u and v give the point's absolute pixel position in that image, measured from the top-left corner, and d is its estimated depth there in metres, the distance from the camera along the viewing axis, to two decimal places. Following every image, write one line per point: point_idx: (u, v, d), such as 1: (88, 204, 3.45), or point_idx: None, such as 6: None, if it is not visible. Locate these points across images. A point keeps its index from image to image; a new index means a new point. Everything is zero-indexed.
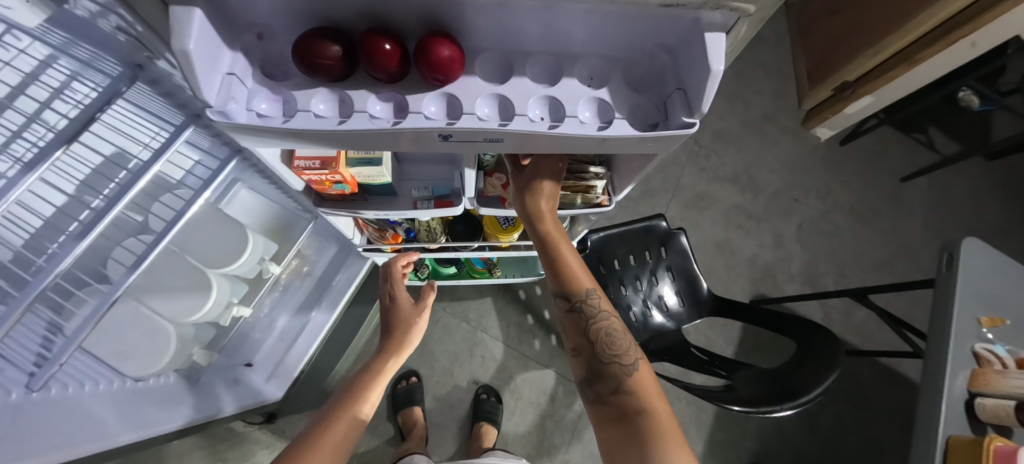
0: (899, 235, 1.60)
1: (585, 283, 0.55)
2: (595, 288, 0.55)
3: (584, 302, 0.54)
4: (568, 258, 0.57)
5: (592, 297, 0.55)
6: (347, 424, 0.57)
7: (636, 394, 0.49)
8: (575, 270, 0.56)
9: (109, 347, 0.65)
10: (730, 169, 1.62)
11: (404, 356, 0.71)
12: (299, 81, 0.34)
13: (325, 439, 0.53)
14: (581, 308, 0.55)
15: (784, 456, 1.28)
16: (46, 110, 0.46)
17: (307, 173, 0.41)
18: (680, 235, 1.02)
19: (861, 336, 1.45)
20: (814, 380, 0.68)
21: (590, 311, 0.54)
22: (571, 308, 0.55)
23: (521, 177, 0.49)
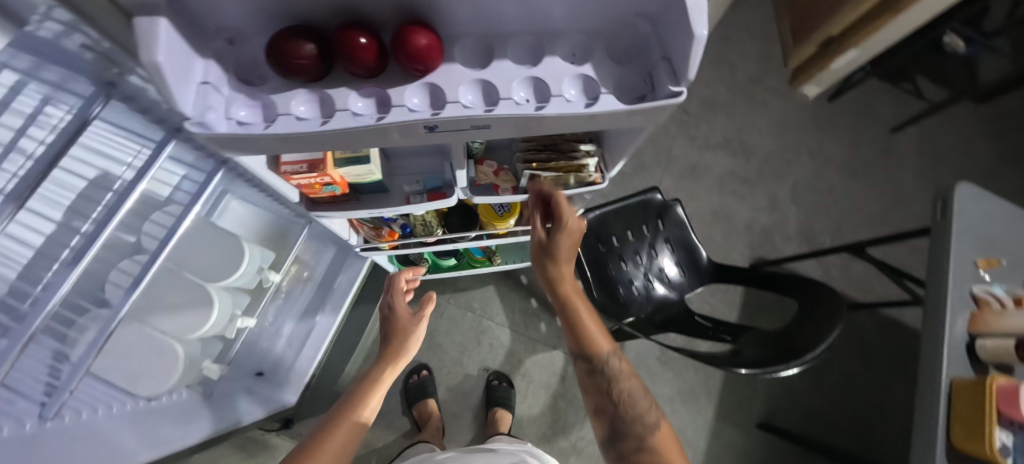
0: (892, 187, 1.61)
1: (603, 345, 0.53)
2: (614, 349, 0.54)
3: (604, 364, 0.52)
4: (587, 321, 0.55)
5: (611, 360, 0.53)
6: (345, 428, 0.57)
7: (659, 454, 0.46)
8: (594, 333, 0.54)
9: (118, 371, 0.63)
10: (721, 136, 1.61)
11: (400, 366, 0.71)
12: (277, 84, 0.33)
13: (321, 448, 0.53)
14: (603, 368, 0.53)
15: (793, 412, 1.31)
16: (22, 139, 0.43)
17: (295, 178, 0.41)
18: (675, 206, 1.03)
19: (860, 289, 1.48)
20: (816, 336, 0.69)
21: (610, 372, 0.52)
22: (591, 368, 0.53)
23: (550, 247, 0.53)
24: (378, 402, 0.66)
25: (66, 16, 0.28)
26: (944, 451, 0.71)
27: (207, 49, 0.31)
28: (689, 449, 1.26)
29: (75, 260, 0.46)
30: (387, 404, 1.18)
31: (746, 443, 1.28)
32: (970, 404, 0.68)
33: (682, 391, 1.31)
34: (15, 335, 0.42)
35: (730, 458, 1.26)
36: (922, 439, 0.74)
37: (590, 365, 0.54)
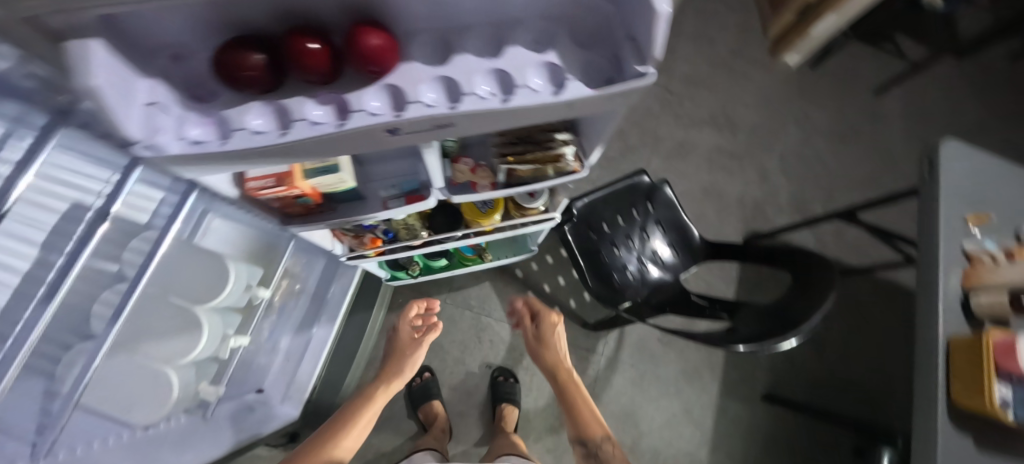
0: (880, 149, 1.61)
1: (598, 433, 0.85)
2: (605, 435, 0.85)
3: (599, 447, 0.83)
4: (586, 413, 0.90)
5: (603, 443, 0.84)
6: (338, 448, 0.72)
7: None
8: (590, 422, 0.87)
9: (114, 401, 0.62)
10: (706, 112, 1.60)
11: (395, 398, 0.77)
12: (229, 98, 0.31)
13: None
14: (597, 452, 0.83)
15: (796, 382, 1.33)
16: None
17: (264, 193, 0.40)
18: (664, 187, 1.02)
19: (854, 254, 1.48)
20: (812, 306, 0.69)
21: (604, 455, 0.82)
22: (589, 451, 0.84)
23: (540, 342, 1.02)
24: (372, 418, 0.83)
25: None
26: (944, 409, 0.71)
27: (149, 67, 0.29)
28: (697, 427, 1.27)
29: (47, 296, 0.45)
30: (393, 409, 1.18)
31: (752, 416, 1.29)
32: (968, 362, 0.68)
33: (686, 370, 1.31)
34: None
35: (737, 433, 1.27)
36: (924, 398, 0.74)
37: (587, 448, 0.85)
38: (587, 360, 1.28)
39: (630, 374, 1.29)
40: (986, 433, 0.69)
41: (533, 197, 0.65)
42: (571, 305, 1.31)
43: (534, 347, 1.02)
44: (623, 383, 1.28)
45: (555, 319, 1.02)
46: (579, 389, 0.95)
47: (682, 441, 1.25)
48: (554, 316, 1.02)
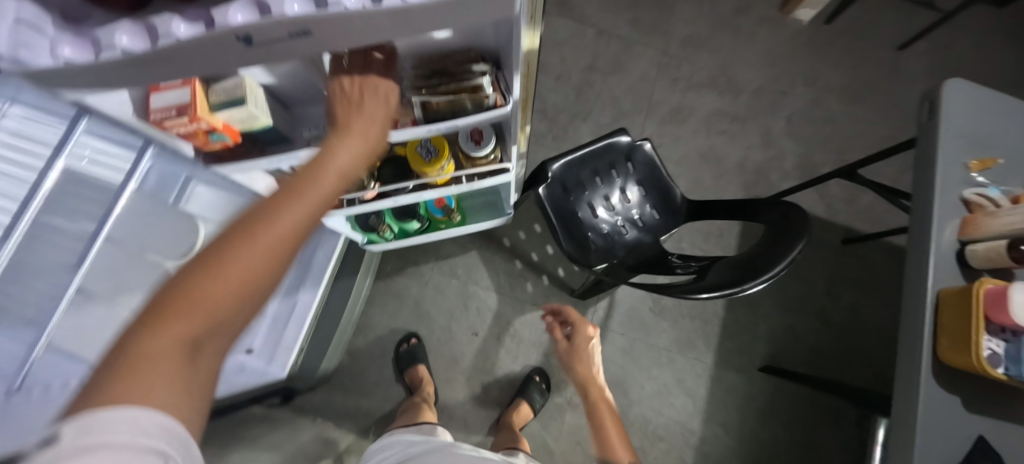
0: (897, 109, 1.51)
1: (623, 457, 0.75)
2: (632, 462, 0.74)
3: None
4: (613, 432, 0.81)
5: None
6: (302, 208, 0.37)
7: None
8: (615, 443, 0.78)
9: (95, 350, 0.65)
10: (706, 74, 1.52)
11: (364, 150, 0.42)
12: (101, 18, 0.32)
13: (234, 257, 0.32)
14: None
15: (798, 353, 1.26)
16: None
17: (170, 125, 0.40)
18: (644, 145, 0.98)
19: (866, 220, 1.39)
20: (779, 255, 0.66)
21: None
22: None
23: (574, 354, 0.96)
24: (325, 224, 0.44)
25: None
26: (929, 367, 0.66)
27: None
28: (690, 397, 1.22)
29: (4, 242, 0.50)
30: (381, 374, 1.20)
31: (749, 386, 1.23)
32: (957, 312, 0.63)
33: (679, 339, 1.26)
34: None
35: (734, 404, 1.22)
36: (905, 356, 0.70)
37: None
38: None
39: (620, 343, 1.25)
40: (972, 391, 0.65)
41: (479, 145, 0.64)
42: (560, 274, 1.29)
43: (567, 360, 0.97)
44: (612, 352, 1.24)
45: (590, 332, 0.97)
46: (608, 408, 0.86)
47: (674, 410, 1.21)
48: (590, 330, 0.96)
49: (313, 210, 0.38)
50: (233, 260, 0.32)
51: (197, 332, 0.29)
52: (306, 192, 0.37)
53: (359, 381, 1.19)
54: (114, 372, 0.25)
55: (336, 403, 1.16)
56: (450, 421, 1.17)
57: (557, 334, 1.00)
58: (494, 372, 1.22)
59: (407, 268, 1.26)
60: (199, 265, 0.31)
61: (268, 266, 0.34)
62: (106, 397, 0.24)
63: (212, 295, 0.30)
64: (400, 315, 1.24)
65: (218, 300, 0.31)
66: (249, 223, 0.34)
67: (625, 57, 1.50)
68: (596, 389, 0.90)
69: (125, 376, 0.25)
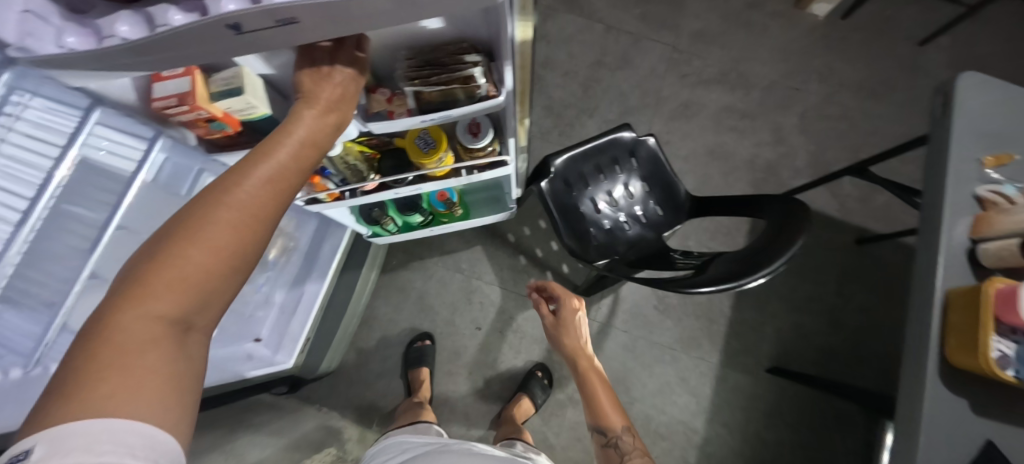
0: (915, 107, 1.46)
1: (617, 423, 0.80)
2: (625, 427, 0.80)
3: (619, 439, 0.78)
4: (604, 399, 0.84)
5: (623, 434, 0.79)
6: (268, 181, 0.36)
7: None
8: (609, 412, 0.82)
9: None
10: (716, 69, 1.49)
11: (331, 120, 0.41)
12: (103, 9, 0.33)
13: (198, 238, 0.31)
14: (616, 443, 0.79)
15: (807, 354, 1.23)
16: None
17: (172, 113, 0.42)
18: (648, 141, 0.97)
19: (882, 220, 1.34)
20: (778, 251, 0.65)
21: (624, 447, 0.77)
22: (608, 441, 0.80)
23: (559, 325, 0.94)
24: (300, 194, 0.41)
25: None
26: (935, 368, 0.64)
27: None
28: (694, 396, 1.20)
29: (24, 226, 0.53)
30: (383, 366, 1.21)
31: (755, 387, 1.21)
32: (965, 312, 0.61)
33: (683, 338, 1.25)
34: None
35: (738, 404, 1.20)
36: (913, 358, 0.68)
37: (607, 438, 0.80)
38: None
39: (623, 340, 1.24)
40: (980, 394, 0.63)
41: (476, 138, 0.63)
42: (564, 270, 1.28)
43: (554, 334, 0.95)
44: (615, 349, 1.23)
45: (576, 304, 0.94)
46: (601, 378, 0.88)
47: (677, 409, 1.19)
48: (576, 302, 0.94)
49: (281, 182, 0.37)
50: (194, 239, 0.31)
51: (174, 314, 0.30)
52: (270, 163, 0.36)
53: (363, 372, 1.20)
54: (86, 365, 0.26)
55: (340, 393, 1.18)
56: (452, 413, 1.18)
57: (542, 309, 0.97)
58: (496, 366, 1.22)
59: (412, 262, 1.27)
60: (159, 250, 0.31)
61: (236, 246, 0.33)
62: (72, 402, 0.24)
63: (178, 278, 0.30)
64: (403, 308, 1.25)
65: (187, 282, 0.31)
66: (207, 201, 0.33)
67: (633, 52, 1.48)
68: (588, 361, 0.89)
69: (97, 370, 0.26)
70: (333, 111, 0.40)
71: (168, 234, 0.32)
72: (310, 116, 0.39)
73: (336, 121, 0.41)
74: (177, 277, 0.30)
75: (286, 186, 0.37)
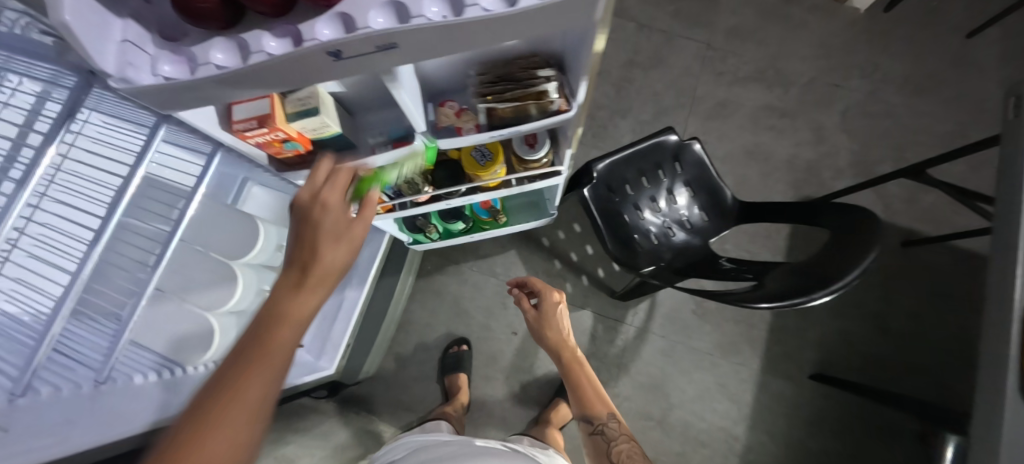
0: (965, 103, 1.39)
1: (603, 411, 0.83)
2: (611, 414, 0.83)
3: (605, 426, 0.82)
4: (588, 390, 0.87)
5: (609, 421, 0.83)
6: (290, 335, 0.35)
7: None
8: (594, 401, 0.85)
9: (158, 339, 0.73)
10: (753, 67, 1.44)
11: (346, 249, 0.41)
12: (197, 37, 0.33)
13: (223, 408, 0.29)
14: (602, 430, 0.82)
15: (853, 362, 1.19)
16: (29, 132, 0.55)
17: (250, 135, 0.42)
18: (693, 144, 0.94)
19: (931, 221, 1.29)
20: (849, 263, 0.61)
21: (610, 433, 0.81)
22: (595, 430, 0.82)
23: (540, 318, 0.94)
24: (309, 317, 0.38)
25: None
26: (1017, 385, 0.60)
27: (123, 9, 0.31)
28: (734, 403, 1.18)
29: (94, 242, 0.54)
30: (421, 370, 1.21)
31: (799, 395, 1.17)
32: None
33: (722, 343, 1.22)
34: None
35: (782, 412, 1.17)
36: (989, 373, 0.65)
37: (592, 426, 0.83)
38: (616, 330, 1.24)
39: (660, 345, 1.22)
40: None
41: (534, 148, 0.63)
42: (599, 274, 1.26)
43: (535, 327, 0.94)
44: (653, 354, 1.21)
45: (557, 297, 0.93)
46: (584, 367, 0.90)
47: (717, 416, 1.17)
48: (557, 295, 0.93)
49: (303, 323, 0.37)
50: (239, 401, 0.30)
51: None
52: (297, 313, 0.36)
53: (401, 376, 1.21)
54: None
55: (379, 396, 1.18)
56: (490, 417, 1.18)
57: (523, 304, 0.95)
58: (533, 371, 1.22)
59: (447, 267, 1.27)
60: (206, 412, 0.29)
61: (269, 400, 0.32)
62: None
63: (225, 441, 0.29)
64: (439, 313, 1.25)
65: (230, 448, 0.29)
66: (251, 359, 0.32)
67: (667, 51, 1.44)
68: (570, 352, 0.91)
69: None
70: (348, 238, 0.41)
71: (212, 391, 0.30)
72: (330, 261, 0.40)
73: (351, 247, 0.42)
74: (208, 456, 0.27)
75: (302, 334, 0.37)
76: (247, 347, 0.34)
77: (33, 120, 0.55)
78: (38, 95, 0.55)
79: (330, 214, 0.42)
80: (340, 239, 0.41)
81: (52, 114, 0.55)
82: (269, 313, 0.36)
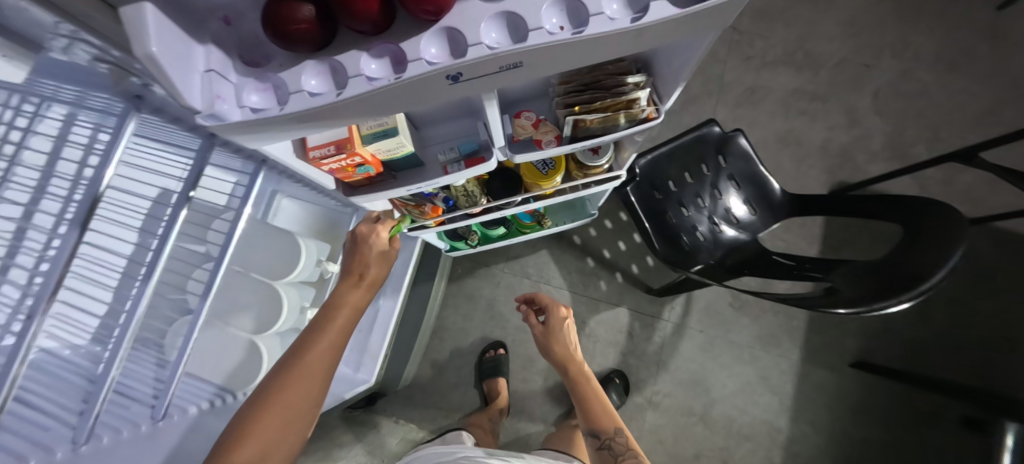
0: (1000, 78, 1.35)
1: (611, 425, 0.79)
2: (620, 428, 0.78)
3: (613, 440, 0.77)
4: (595, 404, 0.83)
5: (617, 436, 0.78)
6: (345, 319, 0.49)
7: None
8: (602, 415, 0.81)
9: (201, 364, 0.71)
10: (781, 49, 1.39)
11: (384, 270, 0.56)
12: (283, 61, 0.30)
13: (306, 364, 0.43)
14: (609, 444, 0.77)
15: (894, 348, 1.17)
16: (58, 160, 0.52)
17: (326, 162, 0.39)
18: (738, 137, 0.91)
19: (969, 203, 1.25)
20: (935, 263, 0.58)
21: (618, 447, 0.76)
22: (602, 444, 0.77)
23: (546, 334, 0.94)
24: (349, 322, 0.50)
25: (50, 13, 0.25)
26: None
27: (204, 33, 0.28)
28: (775, 395, 1.17)
29: (146, 276, 0.48)
30: (459, 376, 1.19)
31: (840, 384, 1.16)
32: None
33: (761, 336, 1.20)
34: (21, 330, 0.39)
35: (824, 401, 1.16)
36: None
37: (600, 441, 0.78)
38: (653, 327, 1.22)
39: (699, 340, 1.21)
40: None
41: (597, 154, 0.58)
42: (633, 271, 1.24)
43: (542, 342, 0.94)
44: (691, 349, 1.20)
45: (564, 313, 0.94)
46: (591, 382, 0.87)
47: (759, 409, 1.16)
48: (564, 310, 0.94)
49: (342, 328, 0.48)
50: (292, 380, 0.42)
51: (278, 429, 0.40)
52: (334, 320, 0.48)
53: (438, 382, 1.19)
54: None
55: (418, 404, 1.17)
56: (531, 420, 1.17)
57: (531, 319, 0.96)
58: None
59: (479, 270, 1.25)
60: (273, 384, 0.42)
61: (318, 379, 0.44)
62: None
63: (285, 403, 0.41)
64: (473, 317, 1.23)
65: (288, 411, 0.41)
66: (301, 350, 0.45)
67: None
68: (577, 367, 0.90)
69: None
70: (382, 262, 0.57)
71: (277, 370, 0.43)
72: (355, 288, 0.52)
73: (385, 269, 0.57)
74: (296, 393, 0.42)
75: (355, 319, 0.51)
76: (317, 325, 0.48)
77: (59, 147, 0.52)
78: (66, 121, 0.52)
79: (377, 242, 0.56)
80: (377, 263, 0.56)
81: (83, 141, 0.52)
82: (333, 303, 0.50)
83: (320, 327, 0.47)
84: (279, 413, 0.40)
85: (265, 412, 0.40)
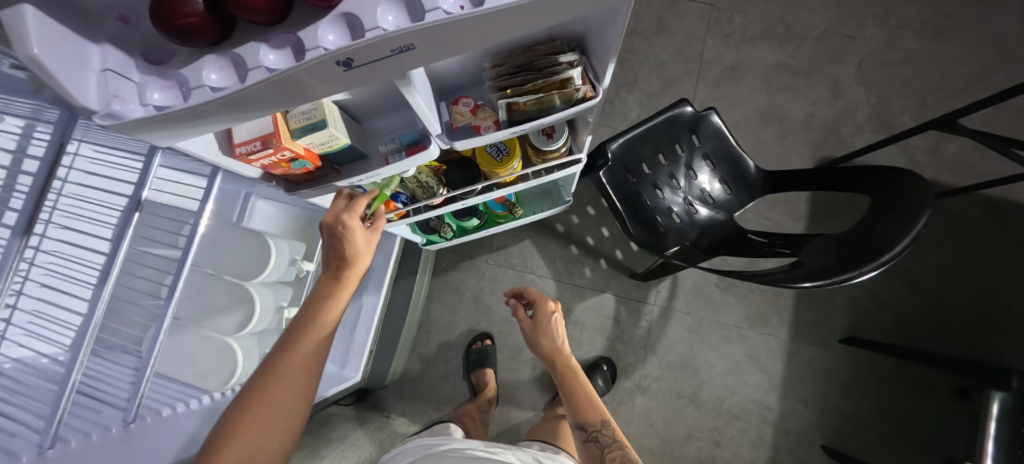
0: (988, 42, 1.31)
1: (597, 418, 0.79)
2: (607, 421, 0.79)
3: (600, 432, 0.77)
4: (583, 398, 0.83)
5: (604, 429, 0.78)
6: (329, 312, 0.49)
7: None
8: (588, 408, 0.81)
9: (173, 367, 0.72)
10: (761, 25, 1.36)
11: (364, 267, 0.55)
12: (186, 56, 0.30)
13: (291, 364, 0.44)
14: (597, 437, 0.77)
15: (883, 321, 1.16)
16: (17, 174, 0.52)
17: (255, 157, 0.40)
18: (710, 115, 0.89)
19: (956, 171, 1.23)
20: (898, 232, 0.57)
21: (605, 440, 0.76)
22: (589, 437, 0.77)
23: (535, 329, 0.94)
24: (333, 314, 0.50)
25: None
26: None
27: (99, 32, 0.27)
28: (765, 374, 1.17)
29: (102, 280, 0.48)
30: (447, 369, 1.20)
31: (829, 360, 1.16)
32: None
33: (750, 315, 1.20)
34: None
35: (813, 378, 1.16)
36: None
37: (587, 434, 0.78)
38: (639, 311, 1.22)
39: (686, 322, 1.20)
40: None
41: (552, 138, 0.58)
42: (617, 256, 1.24)
43: (531, 336, 0.94)
44: (679, 332, 1.20)
45: (552, 306, 0.94)
46: (579, 376, 0.87)
47: (749, 388, 1.16)
48: (552, 303, 0.94)
49: (325, 322, 0.49)
50: (276, 376, 0.42)
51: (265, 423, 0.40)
52: (317, 315, 0.49)
53: (428, 376, 1.20)
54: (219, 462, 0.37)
55: (408, 398, 1.18)
56: (520, 410, 1.18)
57: (518, 314, 0.96)
58: None
59: (462, 262, 1.25)
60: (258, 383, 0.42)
61: (303, 375, 0.44)
62: None
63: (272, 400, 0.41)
64: (459, 310, 1.24)
65: (275, 407, 0.41)
66: (283, 347, 0.45)
67: (670, 16, 1.37)
68: (564, 360, 0.90)
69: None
70: (363, 255, 0.54)
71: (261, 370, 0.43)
72: (337, 283, 0.52)
73: (365, 265, 0.55)
74: (280, 389, 0.42)
75: (340, 314, 0.51)
76: (299, 321, 0.48)
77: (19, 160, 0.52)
78: (22, 134, 0.52)
79: (359, 237, 0.53)
80: (359, 255, 0.53)
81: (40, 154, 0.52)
82: (314, 298, 0.50)
83: (300, 326, 0.47)
84: (265, 411, 0.41)
85: (250, 411, 0.40)
